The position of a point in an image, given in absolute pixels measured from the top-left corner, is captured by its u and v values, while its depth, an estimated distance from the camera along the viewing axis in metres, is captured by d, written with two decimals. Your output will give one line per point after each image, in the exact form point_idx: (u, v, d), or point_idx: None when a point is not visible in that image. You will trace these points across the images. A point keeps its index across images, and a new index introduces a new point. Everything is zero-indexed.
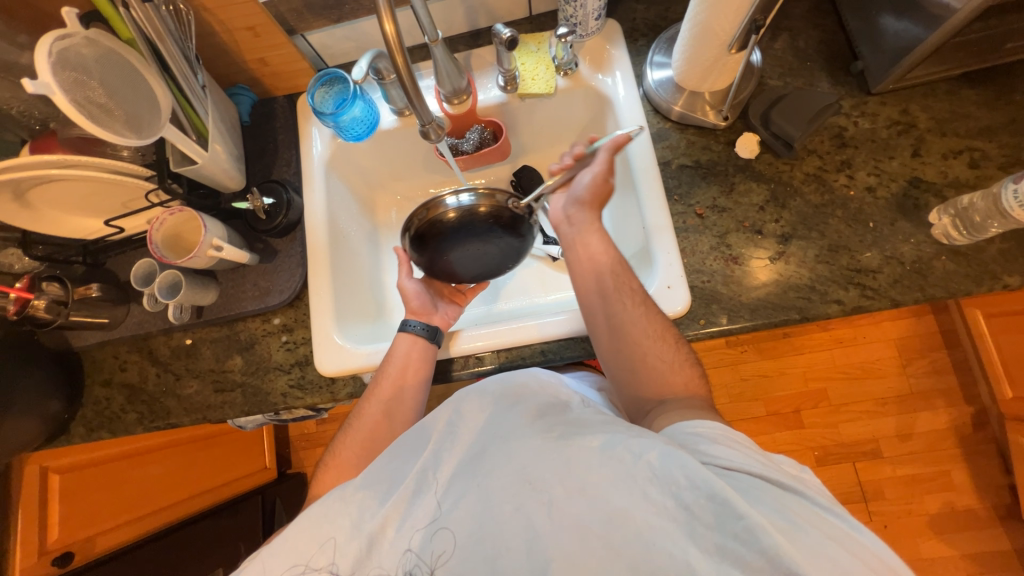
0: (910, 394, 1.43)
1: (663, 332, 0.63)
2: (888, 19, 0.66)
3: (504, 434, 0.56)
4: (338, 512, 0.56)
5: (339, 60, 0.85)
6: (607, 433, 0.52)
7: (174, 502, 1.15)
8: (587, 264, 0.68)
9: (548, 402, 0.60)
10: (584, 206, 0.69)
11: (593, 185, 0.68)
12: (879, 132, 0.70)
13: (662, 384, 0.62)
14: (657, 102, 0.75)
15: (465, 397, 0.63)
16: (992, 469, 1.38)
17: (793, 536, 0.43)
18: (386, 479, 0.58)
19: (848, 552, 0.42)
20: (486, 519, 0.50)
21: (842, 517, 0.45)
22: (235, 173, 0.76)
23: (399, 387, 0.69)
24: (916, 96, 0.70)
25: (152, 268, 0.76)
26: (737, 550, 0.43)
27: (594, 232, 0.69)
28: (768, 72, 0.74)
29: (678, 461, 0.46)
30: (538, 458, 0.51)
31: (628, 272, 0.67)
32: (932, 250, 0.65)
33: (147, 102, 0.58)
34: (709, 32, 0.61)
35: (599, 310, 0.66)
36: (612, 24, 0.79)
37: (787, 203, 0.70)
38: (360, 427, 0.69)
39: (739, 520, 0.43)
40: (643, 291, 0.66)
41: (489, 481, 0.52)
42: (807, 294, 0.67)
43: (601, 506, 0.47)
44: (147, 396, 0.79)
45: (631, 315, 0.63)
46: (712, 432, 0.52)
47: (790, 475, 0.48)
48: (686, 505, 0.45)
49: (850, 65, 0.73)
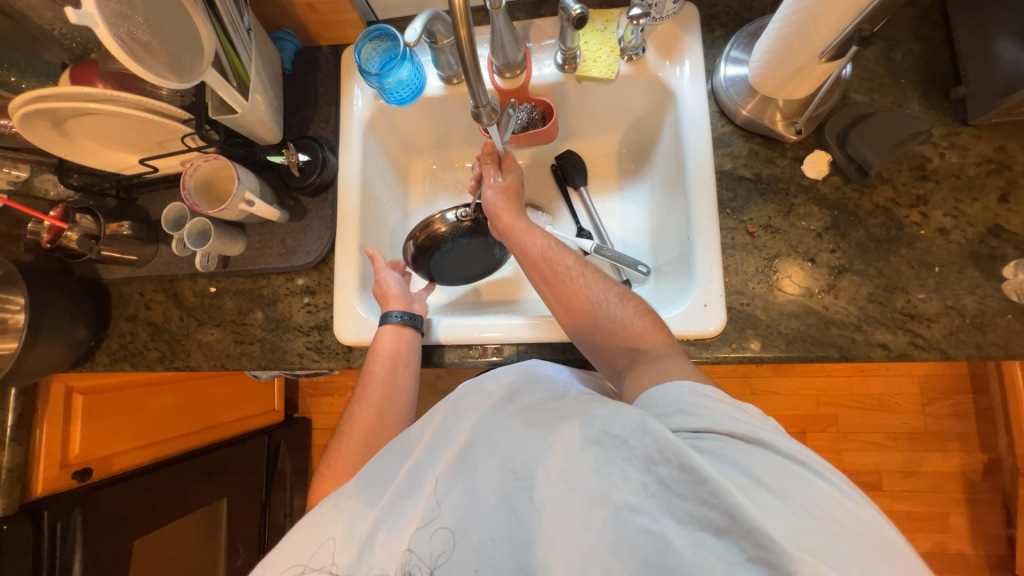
0: (923, 433, 1.40)
1: (612, 293, 0.63)
2: (1009, 42, 0.58)
3: (494, 428, 0.54)
4: (333, 516, 0.55)
5: (391, 14, 0.80)
6: (585, 416, 0.48)
7: (187, 432, 1.20)
8: (523, 262, 0.69)
9: (541, 397, 0.56)
10: (498, 215, 0.71)
11: (499, 197, 0.71)
12: (965, 169, 0.64)
13: (625, 340, 0.60)
14: (725, 103, 0.70)
15: (462, 394, 0.60)
16: (993, 519, 1.36)
17: (754, 493, 0.40)
18: (378, 479, 0.56)
19: (811, 506, 0.39)
20: (473, 511, 0.49)
21: (811, 467, 0.42)
22: (273, 125, 0.73)
23: (385, 382, 0.68)
24: (1016, 133, 0.63)
25: (182, 212, 0.75)
26: (705, 514, 0.39)
27: (519, 224, 0.69)
28: (855, 84, 0.67)
29: (647, 431, 0.43)
30: (522, 448, 0.49)
31: (560, 249, 0.68)
32: (998, 306, 0.61)
33: (191, 43, 0.55)
34: (801, 37, 0.55)
35: (550, 297, 0.66)
36: (690, 9, 0.72)
37: (847, 232, 0.65)
38: (358, 421, 0.69)
39: (705, 485, 0.39)
40: (578, 261, 0.66)
41: (476, 472, 0.51)
42: (850, 332, 0.63)
43: (582, 490, 0.44)
44: (169, 337, 0.80)
45: (571, 290, 0.64)
46: (682, 394, 0.48)
47: (760, 426, 0.45)
48: (660, 480, 0.42)
49: (949, 88, 0.66)
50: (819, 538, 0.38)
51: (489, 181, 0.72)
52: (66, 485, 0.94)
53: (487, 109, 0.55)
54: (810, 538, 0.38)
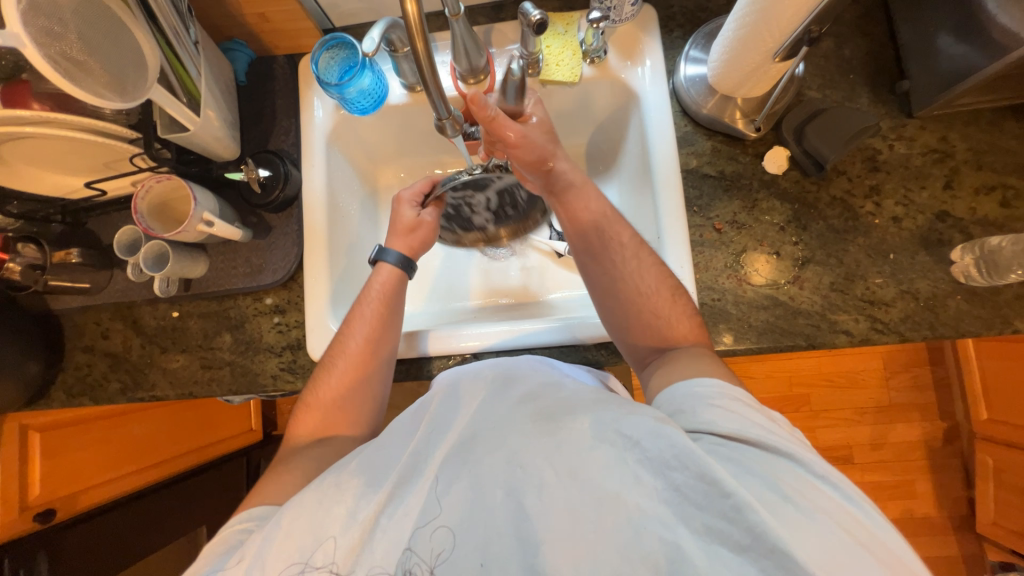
0: (888, 406, 1.47)
1: (662, 286, 0.62)
2: (947, 39, 0.61)
3: (496, 416, 0.51)
4: (333, 498, 0.48)
5: (347, 21, 0.77)
6: (596, 413, 0.47)
7: (163, 460, 1.16)
8: (576, 223, 0.68)
9: (541, 384, 0.55)
10: (552, 158, 0.67)
11: (536, 137, 0.65)
12: (913, 159, 0.67)
13: (661, 338, 0.60)
14: (686, 102, 0.71)
15: (461, 382, 0.58)
16: (955, 482, 1.45)
17: (780, 508, 0.39)
18: (379, 465, 0.51)
19: (841, 527, 0.38)
20: (477, 506, 0.46)
21: (842, 491, 0.41)
22: (229, 141, 0.70)
23: (382, 312, 0.68)
24: (958, 123, 0.67)
25: (137, 236, 0.71)
26: (724, 529, 0.39)
27: (583, 187, 0.68)
28: (808, 81, 0.70)
29: (664, 436, 0.43)
30: (530, 446, 0.47)
31: (616, 220, 0.67)
32: (948, 288, 0.64)
33: (131, 60, 0.52)
34: (755, 38, 0.56)
35: (593, 271, 0.66)
36: (648, 10, 0.72)
37: (808, 225, 0.68)
38: (341, 363, 0.66)
39: (727, 499, 0.39)
40: (633, 239, 0.65)
41: (481, 465, 0.47)
42: (816, 321, 0.66)
43: (591, 490, 0.43)
44: (130, 366, 0.76)
45: (621, 272, 0.63)
46: (712, 391, 0.48)
47: (788, 440, 0.45)
48: (675, 486, 0.41)
49: (895, 83, 0.69)
50: (844, 557, 0.37)
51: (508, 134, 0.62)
52: (27, 529, 0.90)
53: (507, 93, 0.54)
54: (840, 560, 0.36)
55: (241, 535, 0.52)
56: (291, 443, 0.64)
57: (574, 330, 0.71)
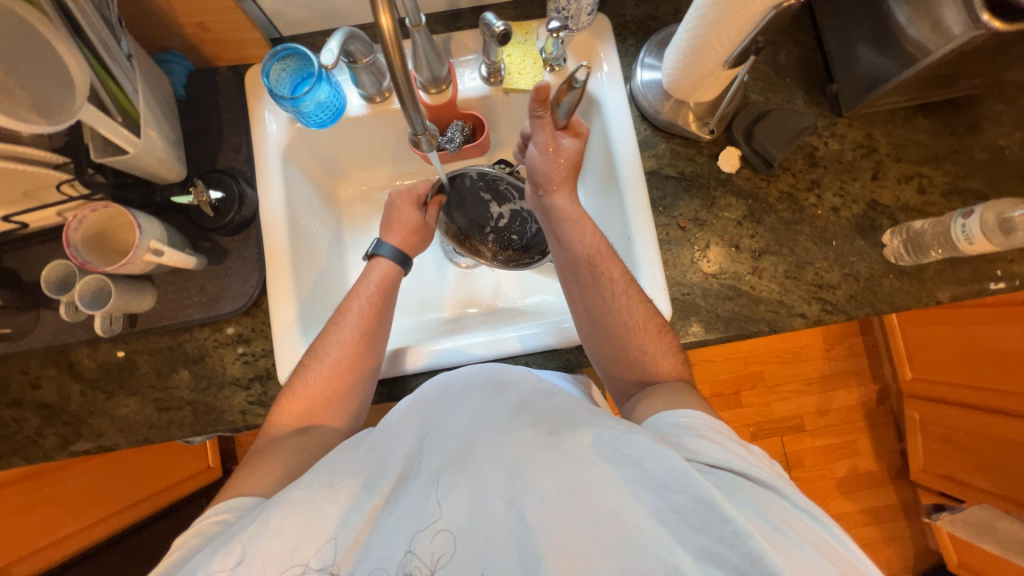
0: (830, 374, 1.61)
1: (649, 324, 0.63)
2: (863, 48, 0.68)
3: (491, 425, 0.50)
4: (328, 498, 0.47)
5: (295, 30, 0.74)
6: (598, 427, 0.48)
7: (98, 519, 1.04)
8: (564, 254, 0.68)
9: (535, 391, 0.55)
10: (553, 189, 0.69)
11: (546, 160, 0.67)
12: (845, 154, 0.74)
13: (646, 373, 0.63)
14: (644, 107, 0.74)
15: (452, 393, 0.56)
16: (889, 437, 1.61)
17: (774, 539, 0.41)
18: (376, 469, 0.50)
19: (824, 555, 0.41)
20: (477, 516, 0.45)
21: (820, 521, 0.44)
22: (175, 162, 0.65)
23: (378, 306, 0.67)
24: (878, 120, 0.75)
25: (68, 271, 0.64)
26: (720, 552, 0.40)
27: (576, 222, 0.68)
28: (751, 85, 0.75)
29: (663, 458, 0.44)
30: (532, 458, 0.46)
31: (608, 256, 0.66)
32: (882, 269, 0.72)
33: (58, 77, 0.47)
34: (705, 48, 0.60)
35: (579, 301, 0.66)
36: (603, 20, 0.75)
37: (761, 219, 0.73)
38: (333, 354, 0.63)
39: (726, 525, 0.40)
40: (623, 276, 0.65)
41: (481, 474, 0.46)
42: (776, 308, 0.71)
43: (594, 506, 0.43)
44: (70, 417, 0.68)
45: (612, 307, 0.63)
46: (695, 423, 0.51)
47: (771, 474, 0.47)
48: (676, 508, 0.42)
49: (825, 85, 0.76)
50: None
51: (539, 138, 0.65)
52: None
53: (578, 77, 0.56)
54: None
55: (219, 526, 0.49)
56: (270, 432, 0.60)
57: (552, 335, 0.72)
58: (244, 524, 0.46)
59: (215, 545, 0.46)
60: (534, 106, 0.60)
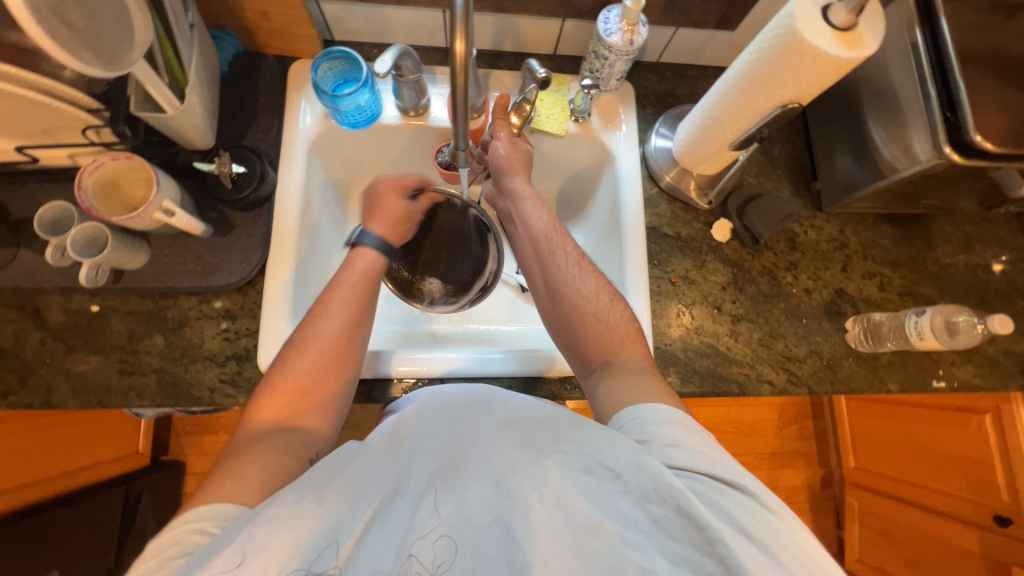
0: (781, 452, 1.67)
1: (602, 292, 0.67)
2: (844, 156, 0.78)
3: (482, 441, 0.51)
4: (313, 513, 0.45)
5: (347, 37, 0.78)
6: (581, 443, 0.49)
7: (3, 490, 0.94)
8: (525, 233, 0.72)
9: (523, 408, 0.56)
10: (514, 173, 0.72)
11: (509, 151, 0.72)
12: (821, 244, 0.83)
13: (604, 344, 0.64)
14: (653, 169, 0.82)
15: (424, 405, 0.58)
16: (829, 522, 1.67)
17: (739, 541, 0.42)
18: (363, 483, 0.49)
19: (788, 562, 0.42)
20: (467, 527, 0.46)
21: (784, 520, 0.45)
22: (207, 130, 0.66)
23: (360, 300, 0.66)
24: (851, 221, 0.84)
25: (65, 214, 0.62)
26: (698, 559, 0.42)
27: (534, 200, 0.72)
28: (748, 170, 0.84)
29: (643, 467, 0.45)
30: (519, 470, 0.47)
31: (561, 234, 0.71)
32: (843, 351, 0.78)
33: (123, 30, 0.49)
34: (716, 128, 0.68)
35: (538, 279, 0.70)
36: (627, 87, 0.83)
37: (743, 287, 0.79)
38: (314, 346, 0.61)
39: (703, 532, 0.42)
40: (576, 250, 0.70)
41: (470, 487, 0.47)
42: (747, 370, 0.76)
43: (575, 517, 0.45)
44: (20, 365, 0.64)
45: (563, 278, 0.67)
46: (662, 417, 0.52)
47: (739, 473, 0.48)
48: (654, 518, 0.44)
49: (809, 181, 0.85)
50: None
51: (498, 135, 0.72)
52: None
53: (525, 106, 0.71)
54: None
55: (198, 537, 0.45)
56: (250, 429, 0.56)
57: (536, 363, 0.74)
58: (227, 537, 0.43)
59: (195, 556, 0.43)
60: (496, 112, 0.70)
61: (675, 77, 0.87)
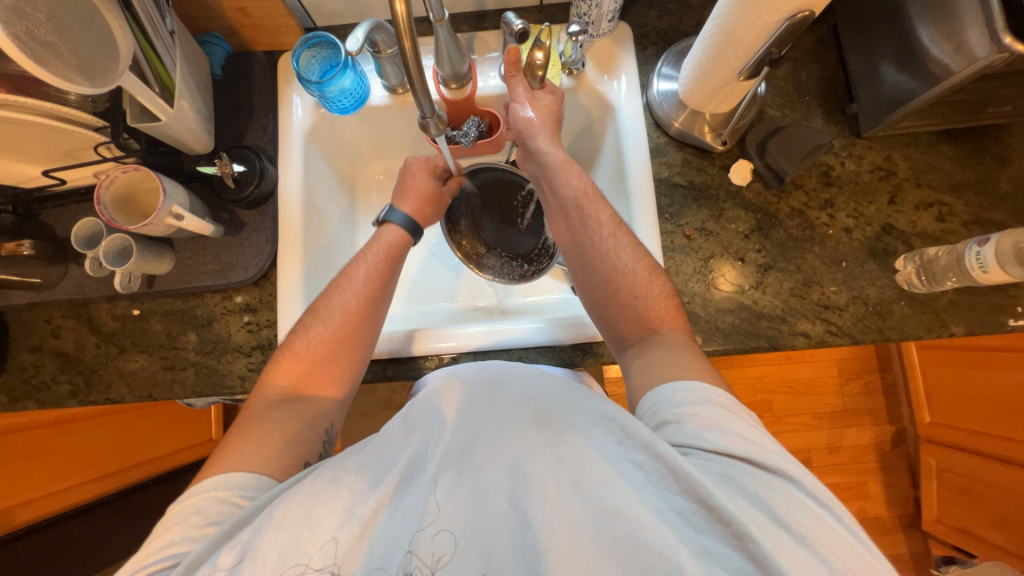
0: (843, 410, 1.55)
1: (640, 266, 0.62)
2: (888, 67, 0.66)
3: (494, 421, 0.49)
4: (330, 494, 0.46)
5: (329, 21, 0.78)
6: (596, 428, 0.47)
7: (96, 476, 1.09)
8: (554, 201, 0.69)
9: (540, 388, 0.51)
10: (537, 133, 0.69)
11: (531, 112, 0.70)
12: (861, 176, 0.73)
13: (640, 321, 0.60)
14: (659, 115, 0.75)
15: (438, 388, 0.54)
16: (903, 482, 1.54)
17: (772, 533, 0.40)
18: (382, 461, 0.49)
19: (831, 554, 0.40)
20: (480, 513, 0.44)
21: (832, 511, 0.42)
22: (203, 134, 0.69)
23: (380, 275, 0.67)
24: (899, 144, 0.73)
25: (97, 229, 0.68)
26: (724, 553, 0.40)
27: (566, 164, 0.68)
28: (769, 100, 0.75)
29: (658, 456, 0.43)
30: (535, 454, 0.45)
31: (595, 200, 0.67)
32: (893, 294, 0.70)
33: (103, 44, 0.51)
34: (722, 56, 0.60)
35: (572, 252, 0.67)
36: (623, 28, 0.76)
37: (770, 233, 0.72)
38: (334, 315, 0.63)
39: (728, 526, 0.40)
40: (611, 219, 0.65)
41: (483, 471, 0.46)
42: (777, 324, 0.70)
43: (593, 503, 0.43)
44: (84, 367, 0.72)
45: (597, 249, 0.64)
46: (700, 396, 0.49)
47: (781, 458, 0.45)
48: (678, 510, 0.42)
49: (845, 105, 0.75)
50: None
51: (519, 95, 0.70)
52: None
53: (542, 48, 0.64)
54: None
55: (224, 508, 0.49)
56: (263, 393, 0.59)
57: (548, 332, 0.72)
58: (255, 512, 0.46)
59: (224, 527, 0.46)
60: (507, 68, 0.69)
61: (679, 8, 0.78)
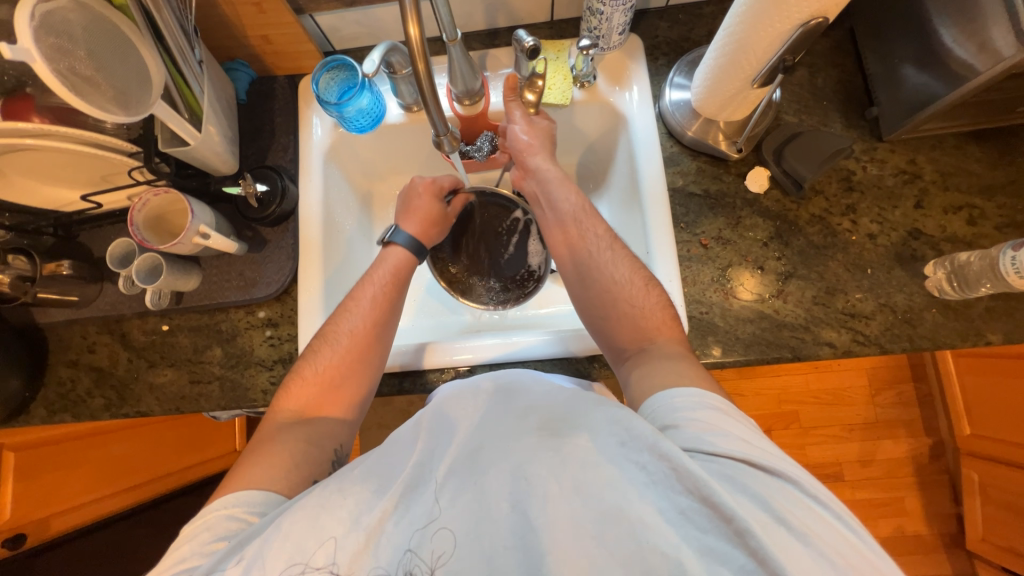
0: (876, 422, 1.48)
1: (636, 277, 0.63)
2: (909, 69, 0.65)
3: (500, 428, 0.48)
4: (336, 503, 0.46)
5: (346, 45, 0.81)
6: (599, 428, 0.45)
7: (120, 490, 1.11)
8: (551, 219, 0.70)
9: (546, 398, 0.51)
10: (533, 155, 0.71)
11: (525, 133, 0.71)
12: (885, 180, 0.71)
13: (637, 330, 0.60)
14: (671, 125, 0.75)
15: (450, 398, 0.54)
16: (943, 498, 1.46)
17: (774, 531, 0.39)
18: (390, 469, 0.49)
19: (839, 557, 0.38)
20: (482, 517, 0.44)
21: (832, 510, 0.41)
22: (228, 155, 0.72)
23: (387, 297, 0.68)
24: (924, 146, 0.71)
25: (131, 248, 0.72)
26: (726, 551, 0.39)
27: (562, 184, 0.70)
28: (785, 106, 0.74)
29: (660, 453, 0.42)
30: (538, 457, 0.45)
31: (591, 215, 0.68)
32: (924, 301, 0.67)
33: (137, 74, 0.54)
34: (734, 64, 0.60)
35: (569, 265, 0.68)
36: (635, 40, 0.77)
37: (789, 240, 0.71)
38: (340, 340, 0.64)
39: (730, 524, 0.39)
40: (608, 232, 0.67)
41: (487, 474, 0.45)
42: (800, 333, 0.68)
43: (596, 504, 0.41)
44: (116, 381, 0.75)
45: (594, 263, 0.64)
46: (700, 402, 0.48)
47: (780, 459, 0.44)
48: (681, 509, 0.40)
49: (865, 109, 0.73)
50: None
51: (515, 118, 0.71)
52: None
53: (536, 81, 0.67)
54: None
55: (231, 524, 0.49)
56: (274, 417, 0.60)
57: (562, 345, 0.72)
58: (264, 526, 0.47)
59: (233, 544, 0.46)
60: (506, 94, 0.71)
61: (690, 18, 0.79)
